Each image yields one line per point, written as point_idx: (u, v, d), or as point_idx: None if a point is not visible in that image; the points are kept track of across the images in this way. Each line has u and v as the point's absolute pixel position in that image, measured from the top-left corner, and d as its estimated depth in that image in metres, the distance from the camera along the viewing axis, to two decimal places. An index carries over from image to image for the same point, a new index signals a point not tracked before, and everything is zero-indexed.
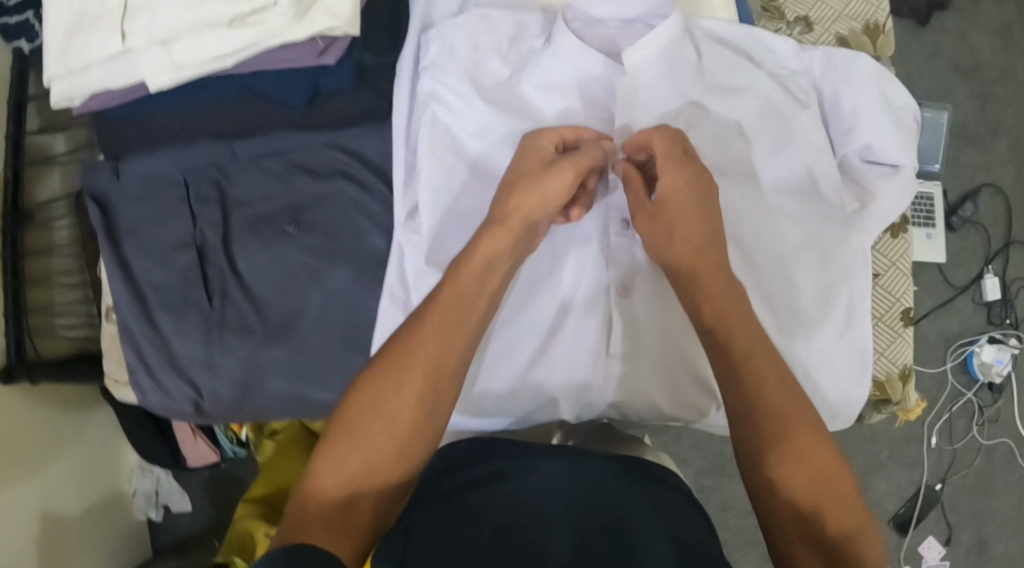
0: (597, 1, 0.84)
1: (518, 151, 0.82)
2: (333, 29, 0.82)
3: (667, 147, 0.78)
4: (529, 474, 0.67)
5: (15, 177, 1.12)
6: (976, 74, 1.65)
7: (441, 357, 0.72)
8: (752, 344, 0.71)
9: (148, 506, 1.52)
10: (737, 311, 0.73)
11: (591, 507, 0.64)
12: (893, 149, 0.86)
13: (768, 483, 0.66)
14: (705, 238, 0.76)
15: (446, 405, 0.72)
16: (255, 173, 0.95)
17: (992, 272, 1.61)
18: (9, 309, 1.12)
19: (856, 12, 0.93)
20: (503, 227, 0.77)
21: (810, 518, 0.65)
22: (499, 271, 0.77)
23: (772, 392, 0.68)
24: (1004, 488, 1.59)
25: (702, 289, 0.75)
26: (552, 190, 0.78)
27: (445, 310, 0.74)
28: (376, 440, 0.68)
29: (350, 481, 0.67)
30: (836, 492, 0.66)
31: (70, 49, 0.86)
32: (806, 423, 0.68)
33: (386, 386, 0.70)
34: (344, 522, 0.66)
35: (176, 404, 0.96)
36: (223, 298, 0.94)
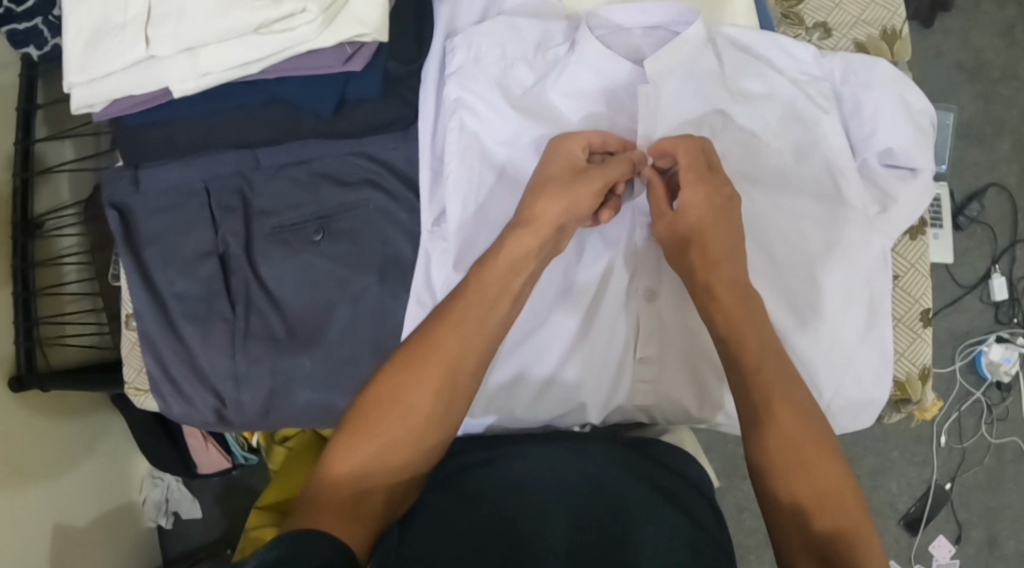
0: (620, 9, 0.84)
1: (550, 152, 0.82)
2: (361, 36, 0.82)
3: (691, 159, 0.79)
4: (537, 465, 0.77)
5: (24, 188, 1.12)
6: (979, 74, 1.67)
7: (461, 356, 0.75)
8: (761, 344, 0.74)
9: (159, 514, 1.50)
10: (751, 315, 0.76)
11: (593, 497, 0.74)
12: (913, 153, 0.86)
13: (765, 480, 0.70)
14: (723, 246, 0.78)
15: (461, 404, 0.76)
16: (281, 182, 0.95)
17: (999, 272, 1.63)
18: (20, 320, 1.14)
19: (873, 18, 0.93)
20: (527, 229, 0.78)
21: (807, 520, 0.67)
22: (523, 274, 0.79)
23: (777, 394, 0.71)
24: (1013, 486, 1.59)
25: (715, 297, 0.77)
26: (582, 197, 0.78)
27: (467, 309, 0.76)
28: (392, 432, 0.73)
29: (364, 470, 0.72)
30: (836, 496, 0.68)
31: (91, 57, 0.86)
32: (812, 427, 0.70)
33: (406, 380, 0.74)
34: (356, 510, 0.70)
35: (199, 413, 0.96)
36: (247, 306, 0.94)
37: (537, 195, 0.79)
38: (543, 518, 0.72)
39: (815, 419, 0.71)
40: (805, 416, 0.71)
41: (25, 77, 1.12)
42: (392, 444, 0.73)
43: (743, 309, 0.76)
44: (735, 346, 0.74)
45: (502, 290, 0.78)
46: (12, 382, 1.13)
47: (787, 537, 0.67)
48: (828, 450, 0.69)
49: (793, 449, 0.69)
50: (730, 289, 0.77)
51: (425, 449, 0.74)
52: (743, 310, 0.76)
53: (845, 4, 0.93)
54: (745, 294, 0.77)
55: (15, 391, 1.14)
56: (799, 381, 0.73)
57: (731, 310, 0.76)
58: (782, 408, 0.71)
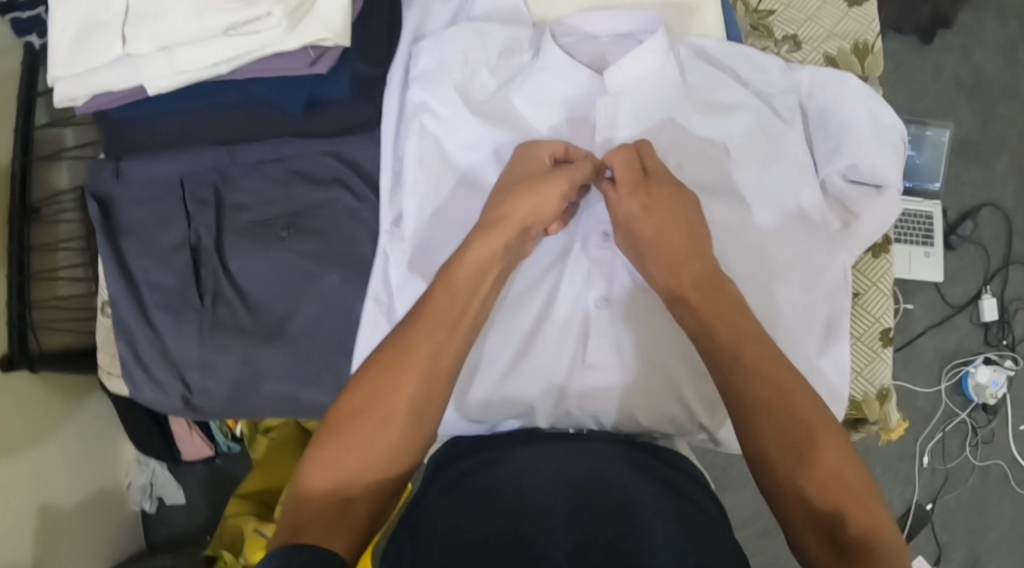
0: (590, 17, 0.85)
1: (520, 154, 0.82)
2: (323, 40, 0.82)
3: (628, 171, 0.80)
4: (537, 464, 0.72)
5: (22, 173, 1.14)
6: (979, 91, 1.64)
7: (436, 359, 0.73)
8: (741, 342, 0.72)
9: (143, 497, 1.52)
10: (728, 318, 0.74)
11: (590, 493, 0.68)
12: (880, 169, 0.86)
13: (779, 482, 0.67)
14: (679, 253, 0.78)
15: (439, 406, 0.73)
16: (255, 178, 0.97)
17: (990, 292, 1.60)
18: (13, 304, 1.12)
19: (845, 32, 0.94)
20: (497, 228, 0.78)
21: (825, 517, 0.65)
22: (493, 276, 0.78)
23: (762, 388, 0.69)
24: (997, 509, 1.57)
25: (689, 300, 0.76)
26: (549, 197, 0.79)
27: (438, 313, 0.74)
28: (371, 441, 0.70)
29: (345, 480, 0.69)
30: (848, 487, 0.66)
31: (77, 52, 0.88)
32: (813, 418, 0.68)
33: (381, 386, 0.71)
34: (341, 520, 0.69)
35: (168, 399, 0.98)
36: (216, 297, 0.96)
37: (510, 195, 0.79)
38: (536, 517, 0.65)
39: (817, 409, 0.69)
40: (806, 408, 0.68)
41: (27, 64, 1.15)
42: (372, 454, 0.70)
43: (733, 306, 0.75)
44: (716, 347, 0.73)
45: (476, 289, 0.77)
46: (3, 360, 1.11)
47: (804, 534, 0.66)
48: (834, 441, 0.67)
49: (795, 447, 0.67)
50: (707, 290, 0.76)
51: (407, 455, 0.71)
52: (721, 312, 0.74)
53: (817, 17, 0.95)
54: (709, 296, 0.75)
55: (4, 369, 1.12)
56: (793, 371, 0.71)
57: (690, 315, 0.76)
58: (780, 405, 0.69)
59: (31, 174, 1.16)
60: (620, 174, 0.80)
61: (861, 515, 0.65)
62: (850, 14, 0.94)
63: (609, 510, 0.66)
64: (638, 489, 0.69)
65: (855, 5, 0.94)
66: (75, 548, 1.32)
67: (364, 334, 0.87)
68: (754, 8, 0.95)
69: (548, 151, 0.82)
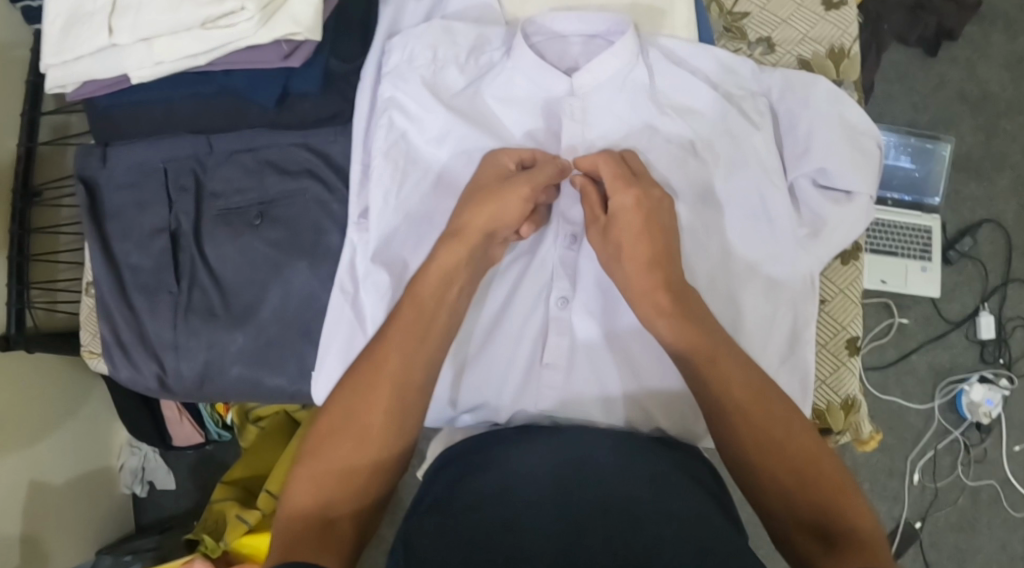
0: (558, 17, 0.87)
1: (477, 171, 0.83)
2: (294, 34, 0.87)
3: (614, 169, 0.80)
4: (524, 460, 0.73)
5: (27, 155, 1.14)
6: (982, 105, 1.59)
7: (408, 371, 0.75)
8: (713, 354, 0.74)
9: (134, 482, 1.46)
10: (706, 335, 0.75)
11: (572, 490, 0.68)
12: (847, 174, 0.84)
13: (767, 489, 0.70)
14: (655, 254, 0.78)
15: (412, 418, 0.75)
16: (230, 167, 0.98)
17: (988, 310, 1.52)
18: (12, 283, 1.13)
19: (820, 35, 0.97)
20: (456, 240, 0.78)
21: (815, 516, 0.68)
22: (458, 285, 0.79)
23: (738, 393, 0.73)
24: (987, 531, 1.47)
25: (664, 312, 0.76)
26: (506, 205, 0.79)
27: (401, 331, 0.76)
28: (351, 458, 0.72)
29: (326, 498, 0.71)
30: (823, 480, 0.69)
31: (65, 40, 0.90)
32: (789, 423, 0.72)
33: (357, 404, 0.73)
34: (326, 539, 0.69)
35: (143, 379, 0.99)
36: (191, 282, 0.98)
37: (469, 206, 0.80)
38: (518, 518, 0.66)
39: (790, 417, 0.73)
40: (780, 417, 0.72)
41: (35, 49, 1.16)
42: (351, 471, 0.71)
43: (698, 310, 0.77)
44: (698, 368, 0.74)
45: (441, 306, 0.78)
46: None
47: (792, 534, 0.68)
48: (813, 442, 0.72)
49: (764, 456, 0.71)
50: (676, 301, 0.76)
51: (386, 467, 0.73)
52: (682, 318, 0.75)
53: (791, 20, 0.97)
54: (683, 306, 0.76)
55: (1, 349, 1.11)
56: (772, 385, 0.75)
57: (675, 329, 0.75)
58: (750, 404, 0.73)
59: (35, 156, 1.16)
60: (617, 189, 0.79)
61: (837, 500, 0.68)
62: (826, 18, 0.97)
63: (606, 500, 0.67)
64: (636, 482, 0.70)
65: (832, 9, 0.97)
66: (66, 531, 1.30)
67: (329, 323, 0.88)
68: (728, 11, 0.98)
69: (514, 158, 0.82)
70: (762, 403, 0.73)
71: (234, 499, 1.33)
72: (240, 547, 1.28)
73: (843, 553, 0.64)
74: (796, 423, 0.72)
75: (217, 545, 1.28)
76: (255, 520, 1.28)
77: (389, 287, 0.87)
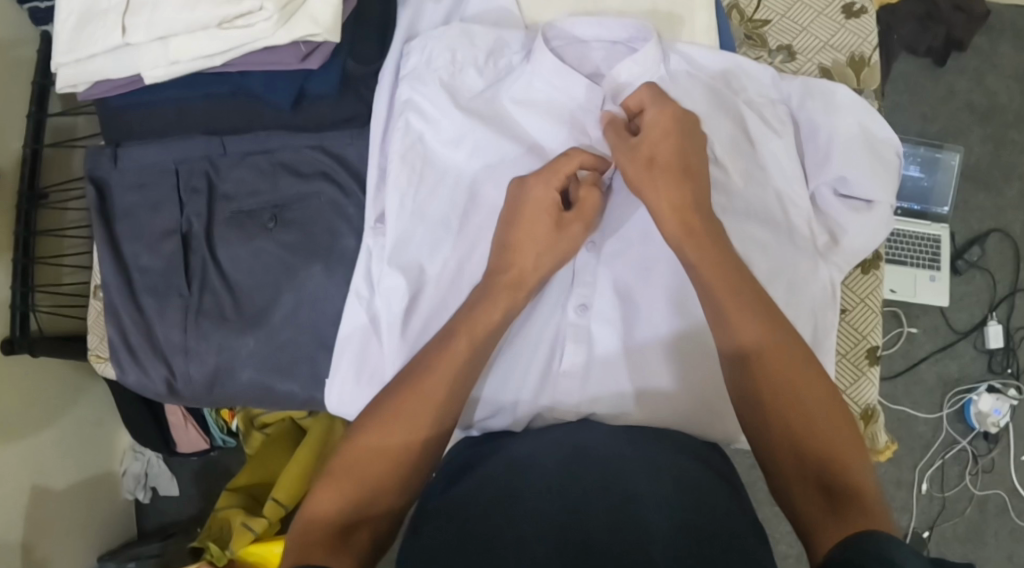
0: (578, 22, 0.87)
1: (521, 208, 0.80)
2: (314, 35, 0.86)
3: (652, 95, 0.81)
4: (527, 446, 0.74)
5: (33, 157, 1.13)
6: (991, 116, 1.58)
7: (448, 391, 0.73)
8: (771, 352, 0.70)
9: (137, 487, 1.44)
10: (739, 285, 0.73)
11: (577, 467, 0.69)
12: (868, 183, 0.84)
13: (783, 452, 0.68)
14: (681, 165, 0.78)
15: (443, 436, 0.73)
16: (244, 169, 0.98)
17: (995, 320, 1.51)
18: (17, 286, 1.12)
19: (841, 43, 0.97)
20: (504, 286, 0.78)
21: (825, 477, 0.66)
22: (499, 305, 0.77)
23: (773, 359, 0.70)
24: (994, 542, 1.46)
25: (718, 295, 0.73)
26: (559, 249, 0.79)
27: (450, 355, 0.74)
28: (382, 470, 0.69)
29: (349, 505, 0.68)
30: (833, 437, 0.68)
31: (77, 39, 0.89)
32: (817, 396, 0.69)
33: (394, 416, 0.71)
34: (345, 546, 0.66)
35: (151, 382, 0.99)
36: (203, 285, 0.97)
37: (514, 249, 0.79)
38: (522, 500, 0.66)
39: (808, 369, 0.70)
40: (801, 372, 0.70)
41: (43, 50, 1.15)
42: (378, 480, 0.69)
43: (744, 282, 0.74)
44: (756, 364, 0.70)
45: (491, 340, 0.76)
46: (3, 342, 1.10)
47: (794, 488, 0.67)
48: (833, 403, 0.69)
49: (789, 421, 0.68)
50: (726, 271, 0.74)
51: (413, 481, 0.71)
52: (733, 303, 0.72)
53: (812, 28, 0.97)
54: (710, 238, 0.75)
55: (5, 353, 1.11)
56: (801, 348, 0.72)
57: (751, 326, 0.71)
58: (775, 394, 0.69)
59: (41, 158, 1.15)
60: (653, 110, 0.80)
61: (841, 453, 0.67)
62: (846, 26, 0.97)
63: (601, 479, 0.67)
64: (625, 459, 0.70)
65: (853, 18, 0.97)
66: (68, 535, 1.28)
67: (347, 328, 0.88)
68: (749, 18, 0.99)
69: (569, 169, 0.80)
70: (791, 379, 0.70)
71: (241, 506, 1.31)
72: (246, 556, 1.26)
73: (844, 514, 0.63)
74: (811, 370, 0.70)
75: (223, 554, 1.26)
76: (261, 528, 1.26)
77: (407, 294, 0.86)
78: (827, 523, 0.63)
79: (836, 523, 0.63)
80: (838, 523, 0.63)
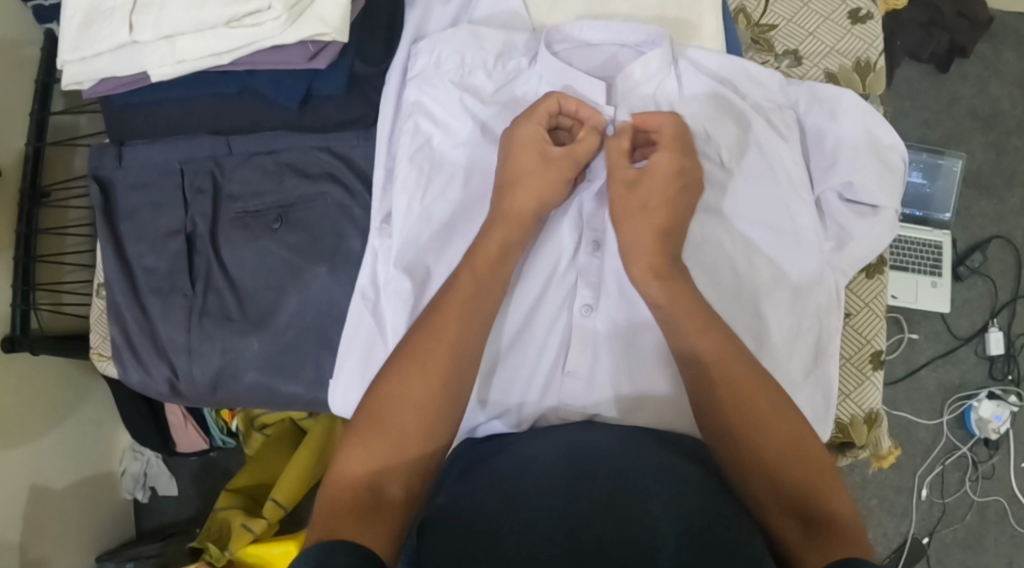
0: (586, 26, 0.87)
1: (510, 147, 0.82)
2: (322, 35, 0.86)
3: (673, 131, 0.81)
4: (528, 450, 0.74)
5: (36, 156, 1.12)
6: (994, 123, 1.59)
7: (460, 340, 0.74)
8: (724, 359, 0.73)
9: (136, 487, 1.43)
10: (700, 310, 0.76)
11: (582, 461, 0.69)
12: (874, 188, 0.84)
13: (765, 469, 0.69)
14: (668, 216, 0.79)
15: (464, 382, 0.73)
16: (249, 169, 0.98)
17: (997, 326, 1.51)
18: (18, 284, 1.11)
19: (847, 49, 0.97)
20: (503, 222, 0.80)
21: (799, 495, 0.68)
22: (495, 235, 0.79)
23: (737, 373, 0.73)
24: (993, 548, 1.46)
25: (675, 318, 0.75)
26: (552, 185, 0.80)
27: (459, 300, 0.75)
28: (406, 426, 0.70)
29: (378, 467, 0.68)
30: (811, 456, 0.70)
31: (83, 37, 0.89)
32: (779, 421, 0.71)
33: (410, 372, 0.71)
34: (378, 512, 0.66)
35: (154, 383, 0.98)
36: (206, 285, 0.97)
37: (512, 188, 0.80)
38: (529, 496, 0.66)
39: (772, 396, 0.72)
40: (772, 398, 0.72)
41: (48, 48, 1.14)
42: (402, 438, 0.69)
43: (699, 304, 0.76)
44: (714, 377, 0.73)
45: (498, 273, 0.78)
46: (3, 341, 1.09)
47: (770, 515, 0.68)
48: (802, 431, 0.71)
49: (757, 446, 0.70)
50: (692, 303, 0.76)
51: (438, 435, 0.71)
52: (697, 325, 0.75)
53: (818, 33, 0.98)
54: (675, 279, 0.77)
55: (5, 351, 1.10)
56: (765, 376, 0.74)
57: (710, 340, 0.74)
58: (739, 410, 0.71)
59: (44, 157, 1.14)
60: (665, 155, 0.80)
61: (817, 480, 0.69)
62: (852, 31, 0.98)
63: (609, 480, 0.67)
64: (634, 462, 0.69)
65: (859, 23, 0.98)
66: (68, 534, 1.28)
67: (350, 328, 0.88)
68: (756, 23, 0.99)
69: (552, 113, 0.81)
70: (754, 408, 0.71)
71: (240, 507, 1.31)
72: (246, 557, 1.24)
73: (820, 541, 0.64)
74: (766, 383, 0.73)
75: (222, 555, 1.25)
76: (261, 529, 1.26)
77: (411, 294, 0.85)
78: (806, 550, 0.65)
79: (810, 550, 0.64)
80: (812, 551, 0.64)
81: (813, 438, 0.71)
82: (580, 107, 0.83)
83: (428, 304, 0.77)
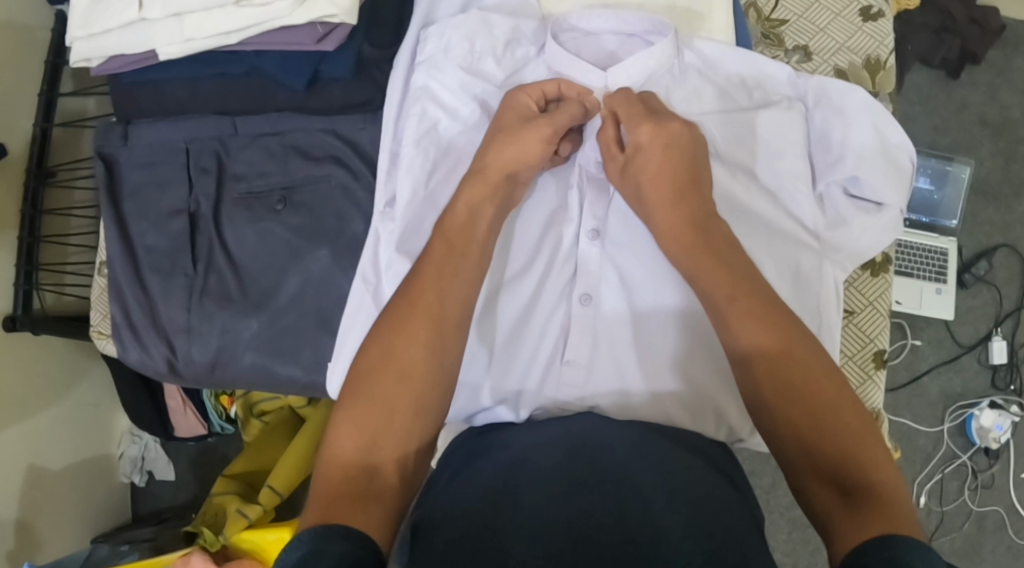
0: (593, 17, 0.88)
1: (498, 113, 0.83)
2: (331, 16, 0.86)
3: (629, 108, 0.80)
4: (526, 443, 0.73)
5: (43, 136, 1.13)
6: (1003, 131, 1.57)
7: (444, 305, 0.72)
8: (782, 344, 0.68)
9: (133, 471, 1.43)
10: (744, 272, 0.72)
11: (577, 459, 0.68)
12: (879, 185, 0.83)
13: (799, 444, 0.65)
14: (674, 177, 0.76)
15: (455, 353, 0.72)
16: (254, 150, 0.98)
17: (1000, 334, 1.50)
18: (20, 263, 1.11)
19: (857, 46, 0.97)
20: (478, 180, 0.79)
21: (846, 467, 0.63)
22: (465, 196, 0.78)
23: (778, 333, 0.68)
24: (991, 559, 1.44)
25: (707, 286, 0.72)
26: (528, 143, 0.79)
27: (434, 269, 0.73)
28: (396, 400, 0.69)
29: (369, 443, 0.67)
30: (844, 426, 0.64)
31: (93, 13, 0.89)
32: (822, 381, 0.66)
33: (399, 339, 0.71)
34: (370, 491, 0.65)
35: (152, 362, 0.98)
36: (208, 265, 0.97)
37: (492, 146, 0.80)
38: (527, 491, 0.65)
39: (817, 358, 0.67)
40: (803, 364, 0.67)
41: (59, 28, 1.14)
42: (392, 411, 0.68)
43: (739, 269, 0.72)
44: (767, 358, 0.67)
45: (470, 237, 0.76)
46: (5, 320, 1.09)
47: (805, 480, 0.64)
48: (842, 397, 0.66)
49: (792, 420, 0.65)
50: (733, 278, 0.71)
51: (428, 412, 0.70)
52: (743, 294, 0.70)
53: (829, 29, 0.98)
54: (702, 248, 0.73)
55: (6, 330, 1.10)
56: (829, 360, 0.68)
57: (749, 328, 0.68)
58: (783, 389, 0.66)
59: (50, 137, 1.15)
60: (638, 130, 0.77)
61: (857, 454, 0.63)
62: (863, 28, 0.98)
63: (600, 470, 0.66)
64: (625, 454, 0.69)
65: (870, 20, 0.98)
66: (65, 514, 1.28)
67: (349, 311, 0.88)
68: (766, 17, 0.99)
69: (537, 96, 0.83)
70: (798, 379, 0.66)
71: (236, 492, 1.30)
72: (240, 542, 1.24)
73: (857, 512, 0.60)
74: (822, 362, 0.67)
75: (216, 540, 1.25)
76: (255, 515, 1.25)
77: None
78: (842, 523, 0.60)
79: (848, 523, 0.60)
80: (852, 525, 0.59)
81: (855, 406, 0.66)
82: (580, 91, 0.84)
83: (404, 277, 0.75)
